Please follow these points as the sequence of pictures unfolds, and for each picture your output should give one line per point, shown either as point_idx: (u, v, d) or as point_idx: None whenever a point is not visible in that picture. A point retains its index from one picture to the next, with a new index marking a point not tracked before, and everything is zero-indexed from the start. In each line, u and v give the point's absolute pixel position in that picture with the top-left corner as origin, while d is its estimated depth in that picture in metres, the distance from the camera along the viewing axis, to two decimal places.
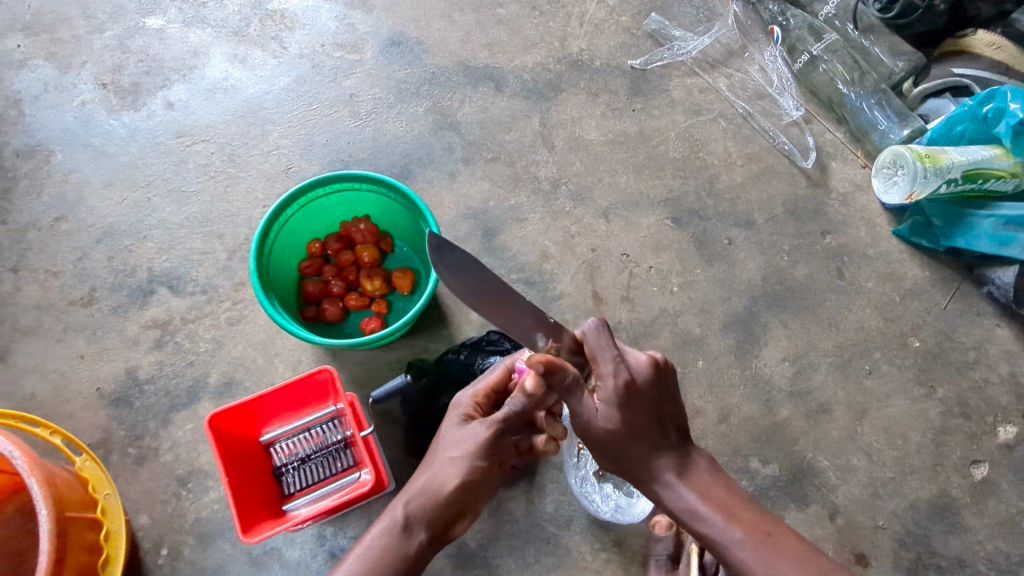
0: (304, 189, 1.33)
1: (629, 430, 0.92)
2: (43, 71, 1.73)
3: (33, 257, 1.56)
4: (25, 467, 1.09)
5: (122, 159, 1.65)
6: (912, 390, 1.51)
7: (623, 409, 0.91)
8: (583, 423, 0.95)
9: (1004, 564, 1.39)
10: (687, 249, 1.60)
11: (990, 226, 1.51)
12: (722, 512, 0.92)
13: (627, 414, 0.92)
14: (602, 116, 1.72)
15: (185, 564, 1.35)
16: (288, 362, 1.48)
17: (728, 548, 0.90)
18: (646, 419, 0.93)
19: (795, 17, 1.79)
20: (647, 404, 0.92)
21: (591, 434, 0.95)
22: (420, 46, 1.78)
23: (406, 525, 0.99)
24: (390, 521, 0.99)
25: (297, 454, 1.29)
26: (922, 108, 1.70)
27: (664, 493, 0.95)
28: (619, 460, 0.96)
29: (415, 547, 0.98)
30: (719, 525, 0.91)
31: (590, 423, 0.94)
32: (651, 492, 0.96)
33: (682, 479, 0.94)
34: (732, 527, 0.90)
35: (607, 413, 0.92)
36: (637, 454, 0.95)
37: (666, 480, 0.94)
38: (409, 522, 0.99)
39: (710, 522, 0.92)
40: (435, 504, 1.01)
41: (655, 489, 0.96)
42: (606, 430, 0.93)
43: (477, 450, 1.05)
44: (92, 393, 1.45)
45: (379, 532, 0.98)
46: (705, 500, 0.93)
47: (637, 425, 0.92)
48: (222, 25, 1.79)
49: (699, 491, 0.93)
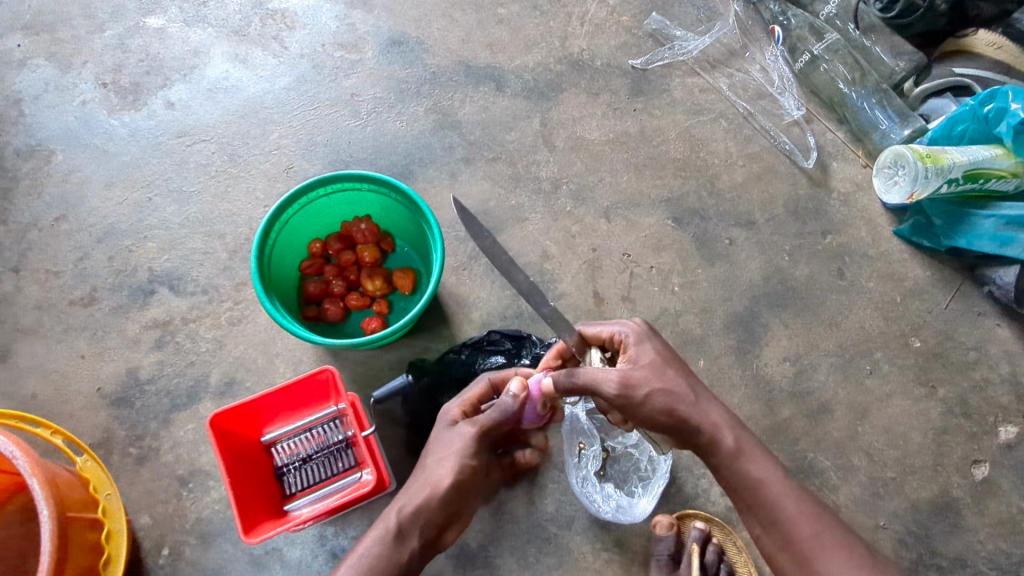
0: (305, 189, 1.33)
1: (668, 365, 1.02)
2: (43, 70, 1.73)
3: (33, 257, 1.55)
4: (27, 468, 1.09)
5: (123, 159, 1.65)
6: (913, 390, 1.51)
7: (657, 347, 1.04)
8: (626, 375, 0.99)
9: (1005, 564, 1.39)
10: (688, 249, 1.60)
11: (992, 226, 1.50)
12: (768, 459, 1.01)
13: (665, 357, 1.03)
14: (603, 116, 1.72)
15: (186, 564, 1.35)
16: (289, 362, 1.49)
17: (778, 496, 0.98)
18: (679, 364, 1.04)
19: (796, 17, 1.79)
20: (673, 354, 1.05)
21: (639, 385, 0.99)
22: (421, 46, 1.78)
23: (398, 533, 1.00)
24: (384, 530, 1.00)
25: (298, 454, 1.29)
26: (923, 108, 1.70)
27: (728, 433, 1.00)
28: (678, 403, 1.00)
29: (406, 555, 1.00)
30: (771, 470, 1.00)
31: (630, 373, 1.00)
32: (712, 429, 1.00)
33: (732, 423, 1.02)
34: (781, 476, 1.00)
35: (645, 355, 1.02)
36: (694, 394, 1.01)
37: (723, 417, 1.02)
38: (402, 528, 1.00)
39: (766, 469, 1.00)
40: (426, 508, 1.03)
41: (716, 425, 1.01)
42: (654, 373, 1.01)
43: (467, 449, 1.08)
44: (92, 393, 1.45)
45: (371, 541, 0.99)
46: (757, 448, 1.02)
47: (673, 362, 1.03)
48: (222, 24, 1.79)
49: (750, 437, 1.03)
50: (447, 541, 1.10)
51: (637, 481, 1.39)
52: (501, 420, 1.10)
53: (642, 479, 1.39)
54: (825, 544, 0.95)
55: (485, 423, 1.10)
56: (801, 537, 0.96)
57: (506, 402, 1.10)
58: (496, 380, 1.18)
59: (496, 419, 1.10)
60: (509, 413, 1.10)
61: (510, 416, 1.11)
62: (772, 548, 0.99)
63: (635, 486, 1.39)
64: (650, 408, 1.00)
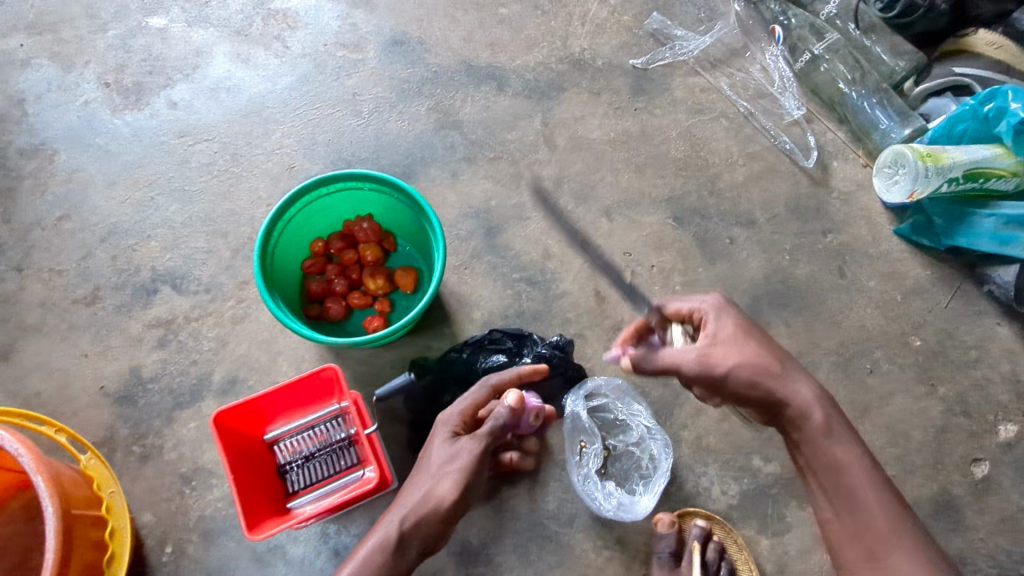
0: (308, 188, 1.34)
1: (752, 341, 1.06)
2: (46, 70, 1.73)
3: (36, 256, 1.56)
4: (31, 464, 1.10)
5: (126, 158, 1.66)
6: (913, 389, 1.51)
7: (737, 321, 1.08)
8: (703, 353, 1.03)
9: (1005, 562, 1.40)
10: (689, 248, 1.61)
11: (991, 226, 1.51)
12: (854, 443, 1.01)
13: (748, 330, 1.07)
14: (604, 115, 1.72)
15: (189, 562, 1.35)
16: (291, 360, 1.49)
17: (858, 475, 0.99)
18: (768, 342, 1.07)
19: (797, 17, 1.79)
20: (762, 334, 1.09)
21: (717, 360, 1.03)
22: (423, 45, 1.78)
23: (396, 547, 0.99)
24: (382, 539, 0.99)
25: (301, 452, 1.30)
26: (922, 108, 1.70)
27: (816, 409, 1.02)
28: (762, 376, 1.02)
29: (403, 566, 0.99)
30: (853, 453, 1.00)
31: (708, 349, 1.04)
32: (801, 407, 1.02)
33: (824, 403, 1.03)
34: (863, 463, 1.00)
35: (724, 329, 1.07)
36: (782, 368, 1.04)
37: (816, 398, 1.03)
38: (401, 540, 0.99)
39: (852, 450, 1.00)
40: (427, 522, 1.01)
41: (805, 402, 1.02)
42: (737, 344, 1.05)
43: (469, 467, 1.06)
44: (96, 392, 1.46)
45: (367, 554, 0.98)
46: (846, 430, 1.02)
47: (766, 340, 1.07)
48: (224, 24, 1.80)
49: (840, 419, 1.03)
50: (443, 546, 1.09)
51: (638, 479, 1.40)
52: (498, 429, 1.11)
53: (643, 475, 1.40)
54: (896, 539, 0.94)
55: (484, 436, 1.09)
56: (876, 526, 0.95)
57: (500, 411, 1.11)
58: (498, 386, 1.19)
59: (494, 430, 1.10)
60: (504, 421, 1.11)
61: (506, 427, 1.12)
62: (841, 537, 0.98)
63: (636, 484, 1.39)
64: (734, 381, 1.03)
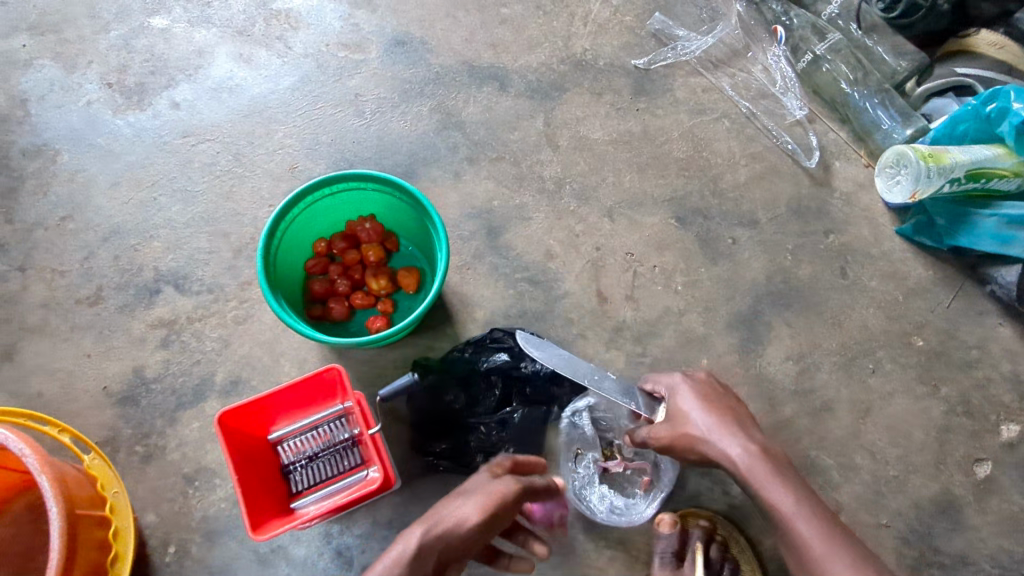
0: (311, 188, 1.34)
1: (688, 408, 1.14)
2: (49, 70, 1.73)
3: (39, 256, 1.56)
4: (36, 465, 1.10)
5: (128, 159, 1.66)
6: (915, 389, 1.52)
7: (691, 392, 1.17)
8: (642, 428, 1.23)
9: (1006, 562, 1.40)
10: (691, 248, 1.61)
11: (992, 226, 1.52)
12: (789, 485, 1.02)
13: (697, 400, 1.15)
14: (606, 116, 1.73)
15: (193, 562, 1.35)
16: (294, 361, 1.49)
17: (789, 517, 0.99)
18: (719, 406, 1.14)
19: (799, 17, 1.79)
20: (727, 402, 1.16)
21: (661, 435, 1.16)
22: (425, 46, 1.78)
23: (419, 554, 0.83)
24: (403, 548, 0.83)
25: (305, 452, 1.30)
26: (924, 108, 1.71)
27: (742, 463, 1.05)
28: (694, 437, 1.11)
29: None
30: (787, 496, 1.01)
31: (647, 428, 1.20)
32: (726, 458, 1.07)
33: (758, 454, 1.06)
34: (795, 500, 1.01)
35: (679, 405, 1.16)
36: (716, 429, 1.10)
37: (741, 445, 1.07)
38: (426, 547, 0.84)
39: (778, 492, 1.01)
40: (452, 537, 0.87)
41: (732, 456, 1.07)
42: (670, 421, 1.16)
43: (507, 497, 0.95)
44: (99, 392, 1.46)
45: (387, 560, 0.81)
46: (781, 473, 1.04)
47: (711, 404, 1.14)
48: (226, 25, 1.80)
49: (770, 461, 1.05)
50: None
51: (646, 472, 1.38)
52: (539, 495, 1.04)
53: (649, 466, 1.38)
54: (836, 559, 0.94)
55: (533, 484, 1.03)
56: (812, 553, 0.95)
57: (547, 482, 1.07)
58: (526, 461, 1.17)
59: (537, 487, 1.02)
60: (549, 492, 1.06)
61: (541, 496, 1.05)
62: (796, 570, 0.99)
63: (632, 489, 1.39)
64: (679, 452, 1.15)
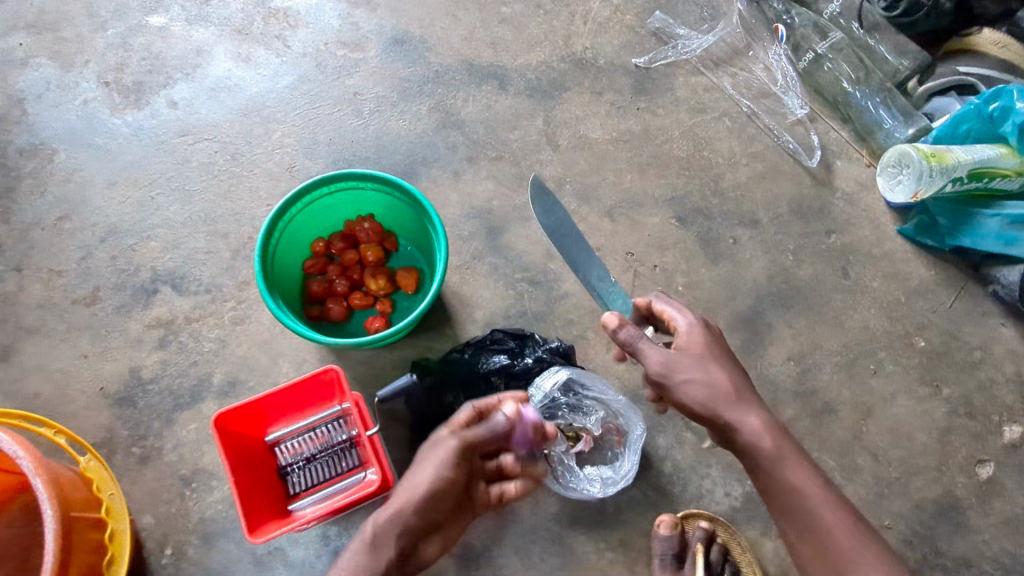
0: (309, 187, 1.33)
1: (713, 360, 1.05)
2: (46, 69, 1.72)
3: (35, 256, 1.55)
4: (30, 467, 1.09)
5: (125, 158, 1.65)
6: (917, 390, 1.50)
7: (710, 340, 1.08)
8: (669, 361, 1.04)
9: (1009, 564, 1.39)
10: (691, 248, 1.60)
11: (996, 226, 1.50)
12: (813, 469, 1.02)
13: (715, 352, 1.06)
14: (607, 115, 1.71)
15: (190, 564, 1.34)
16: (292, 362, 1.48)
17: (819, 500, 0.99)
18: (732, 361, 1.06)
19: (800, 16, 1.78)
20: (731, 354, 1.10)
21: (680, 368, 1.04)
22: (424, 45, 1.77)
23: (374, 543, 0.97)
24: (359, 541, 0.98)
25: (303, 454, 1.29)
26: (926, 107, 1.70)
27: (767, 436, 1.01)
28: (716, 397, 1.02)
29: (383, 565, 0.95)
30: (811, 477, 1.01)
31: (672, 360, 1.04)
32: (750, 431, 1.01)
33: (777, 429, 1.03)
34: (820, 486, 1.01)
35: (693, 346, 1.06)
36: (737, 393, 1.03)
37: (765, 418, 1.03)
38: (376, 540, 0.96)
39: (808, 480, 1.00)
40: (400, 518, 0.97)
41: (753, 428, 1.02)
42: (696, 363, 1.04)
43: (446, 458, 1.01)
44: (96, 393, 1.45)
45: (349, 551, 0.97)
46: (800, 457, 1.03)
47: (725, 360, 1.06)
48: (225, 23, 1.79)
49: (793, 442, 1.03)
50: (426, 553, 1.04)
51: (615, 431, 1.38)
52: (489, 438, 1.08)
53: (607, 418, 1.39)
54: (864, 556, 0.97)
55: (470, 436, 1.05)
56: (841, 545, 0.97)
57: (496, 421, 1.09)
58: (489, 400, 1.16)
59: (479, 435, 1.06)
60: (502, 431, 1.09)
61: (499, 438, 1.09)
62: (806, 554, 1.01)
63: (610, 452, 1.38)
64: (684, 394, 1.04)
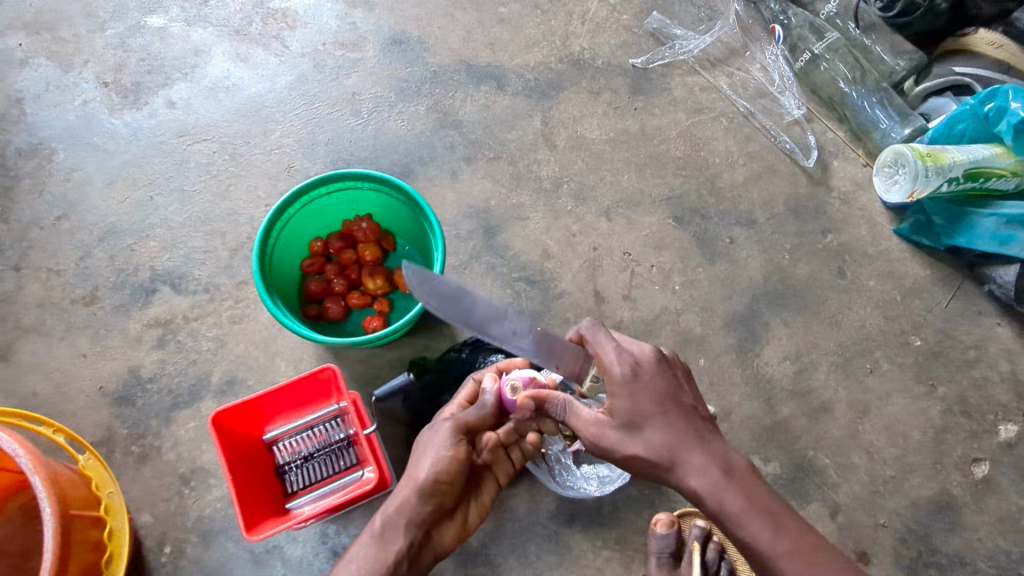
0: (307, 188, 1.33)
1: (637, 424, 0.98)
2: (45, 69, 1.73)
3: (34, 256, 1.56)
4: (28, 465, 1.09)
5: (124, 158, 1.65)
6: (913, 388, 1.51)
7: (635, 400, 0.97)
8: (597, 438, 1.00)
9: (1004, 562, 1.40)
10: (689, 248, 1.60)
11: (992, 225, 1.50)
12: (765, 517, 0.97)
13: (642, 412, 0.98)
14: (604, 115, 1.72)
15: (189, 562, 1.35)
16: (290, 361, 1.49)
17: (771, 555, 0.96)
18: (662, 418, 0.98)
19: (797, 16, 1.78)
20: (670, 392, 0.98)
21: (611, 445, 1.00)
22: (422, 45, 1.78)
23: (381, 536, 1.07)
24: (368, 534, 1.08)
25: (300, 452, 1.30)
26: (923, 107, 1.71)
27: (705, 494, 0.98)
28: (651, 465, 0.99)
29: (393, 554, 1.06)
30: (762, 533, 0.97)
31: (600, 435, 1.00)
32: (691, 493, 0.99)
33: (717, 485, 0.98)
34: (773, 536, 0.97)
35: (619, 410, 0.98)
36: (672, 460, 0.98)
37: (704, 480, 0.98)
38: (382, 532, 1.07)
39: (758, 531, 0.97)
40: (406, 507, 1.08)
41: (696, 489, 0.98)
42: (624, 432, 0.98)
43: (444, 443, 1.10)
44: (95, 392, 1.46)
45: (359, 545, 1.07)
46: (749, 507, 0.98)
47: (657, 416, 0.98)
48: (223, 24, 1.79)
49: (739, 493, 0.98)
50: (442, 539, 1.14)
51: None
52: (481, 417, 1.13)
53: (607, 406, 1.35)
54: None
55: (463, 418, 1.12)
56: None
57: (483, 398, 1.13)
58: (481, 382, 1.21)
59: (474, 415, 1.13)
60: (489, 408, 1.13)
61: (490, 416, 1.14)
62: None
63: None
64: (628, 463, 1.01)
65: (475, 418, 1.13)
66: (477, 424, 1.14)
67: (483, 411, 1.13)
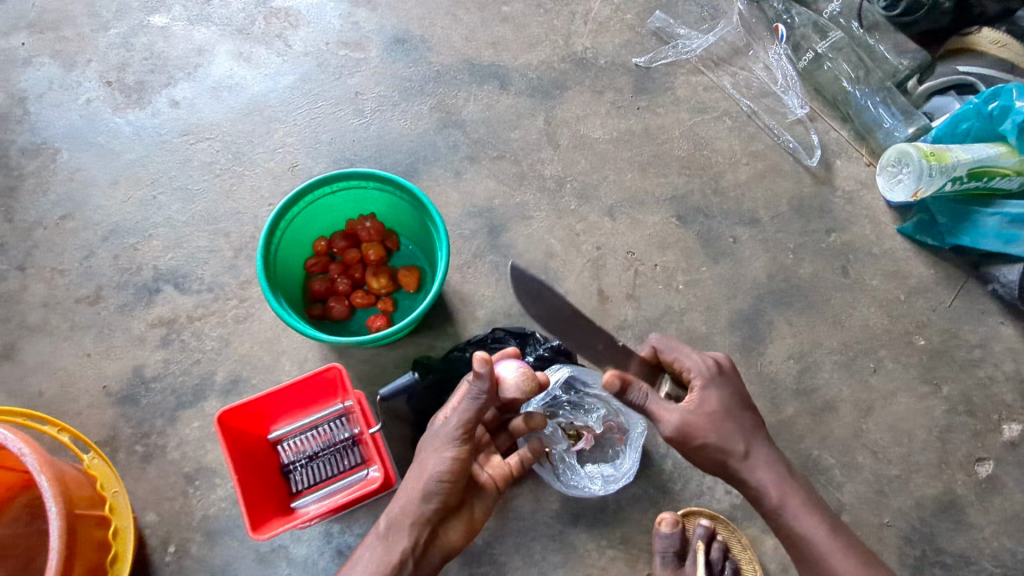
0: (311, 186, 1.33)
1: (724, 416, 1.04)
2: (49, 69, 1.73)
3: (39, 255, 1.56)
4: (36, 465, 1.09)
5: (128, 157, 1.65)
6: (917, 388, 1.51)
7: (722, 396, 1.06)
8: (686, 424, 1.03)
9: (1009, 561, 1.40)
10: (692, 247, 1.60)
11: (995, 224, 1.51)
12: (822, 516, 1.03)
13: (727, 408, 1.05)
14: (607, 115, 1.72)
15: (193, 562, 1.35)
16: (294, 360, 1.49)
17: (823, 548, 1.01)
18: (745, 417, 1.06)
19: (800, 15, 1.78)
20: (745, 394, 1.08)
21: (696, 434, 1.03)
22: (425, 44, 1.78)
23: (387, 535, 1.07)
24: (374, 536, 1.09)
25: (305, 452, 1.30)
26: (926, 106, 1.71)
27: (773, 491, 1.04)
28: (727, 459, 1.04)
29: (397, 553, 1.06)
30: (820, 528, 1.02)
31: (688, 423, 1.03)
32: (756, 486, 1.04)
33: (781, 483, 1.04)
34: (828, 534, 1.02)
35: (708, 404, 1.05)
36: (747, 452, 1.04)
37: (773, 476, 1.04)
38: (386, 533, 1.07)
39: (814, 527, 1.02)
40: (411, 505, 1.08)
41: (761, 483, 1.04)
42: (711, 420, 1.04)
43: (447, 441, 1.08)
44: (98, 391, 1.45)
45: (366, 548, 1.09)
46: (805, 503, 1.04)
47: (734, 413, 1.05)
48: (226, 23, 1.79)
49: (799, 490, 1.04)
50: (449, 539, 1.13)
51: (616, 429, 1.38)
52: (479, 409, 1.07)
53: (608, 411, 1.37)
54: None
55: (461, 415, 1.08)
56: None
57: (478, 384, 1.06)
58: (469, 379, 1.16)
59: (473, 407, 1.08)
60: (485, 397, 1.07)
61: (486, 405, 1.08)
62: None
63: (610, 449, 1.39)
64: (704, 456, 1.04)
65: (472, 411, 1.08)
66: (477, 421, 1.09)
67: (479, 401, 1.07)
